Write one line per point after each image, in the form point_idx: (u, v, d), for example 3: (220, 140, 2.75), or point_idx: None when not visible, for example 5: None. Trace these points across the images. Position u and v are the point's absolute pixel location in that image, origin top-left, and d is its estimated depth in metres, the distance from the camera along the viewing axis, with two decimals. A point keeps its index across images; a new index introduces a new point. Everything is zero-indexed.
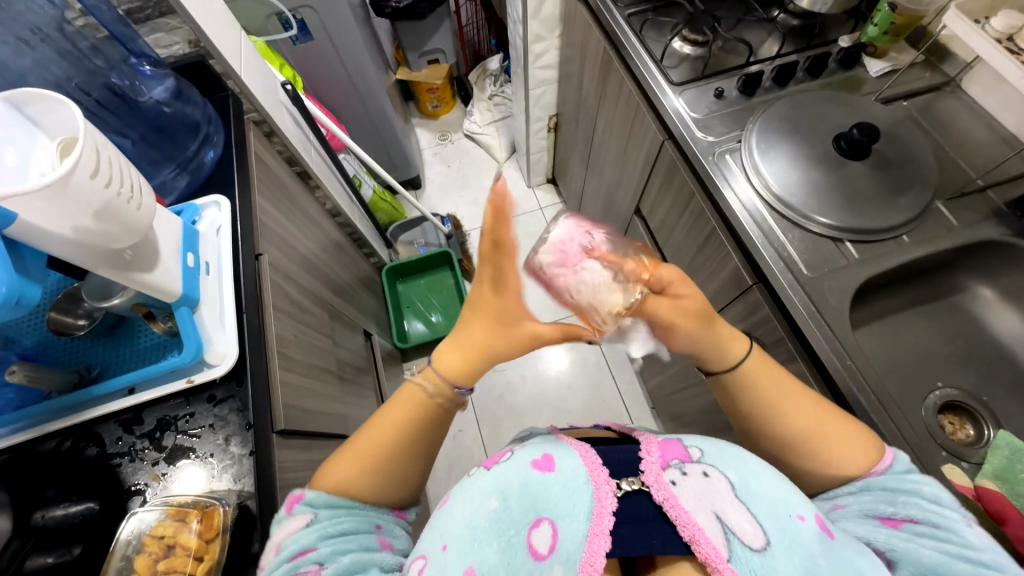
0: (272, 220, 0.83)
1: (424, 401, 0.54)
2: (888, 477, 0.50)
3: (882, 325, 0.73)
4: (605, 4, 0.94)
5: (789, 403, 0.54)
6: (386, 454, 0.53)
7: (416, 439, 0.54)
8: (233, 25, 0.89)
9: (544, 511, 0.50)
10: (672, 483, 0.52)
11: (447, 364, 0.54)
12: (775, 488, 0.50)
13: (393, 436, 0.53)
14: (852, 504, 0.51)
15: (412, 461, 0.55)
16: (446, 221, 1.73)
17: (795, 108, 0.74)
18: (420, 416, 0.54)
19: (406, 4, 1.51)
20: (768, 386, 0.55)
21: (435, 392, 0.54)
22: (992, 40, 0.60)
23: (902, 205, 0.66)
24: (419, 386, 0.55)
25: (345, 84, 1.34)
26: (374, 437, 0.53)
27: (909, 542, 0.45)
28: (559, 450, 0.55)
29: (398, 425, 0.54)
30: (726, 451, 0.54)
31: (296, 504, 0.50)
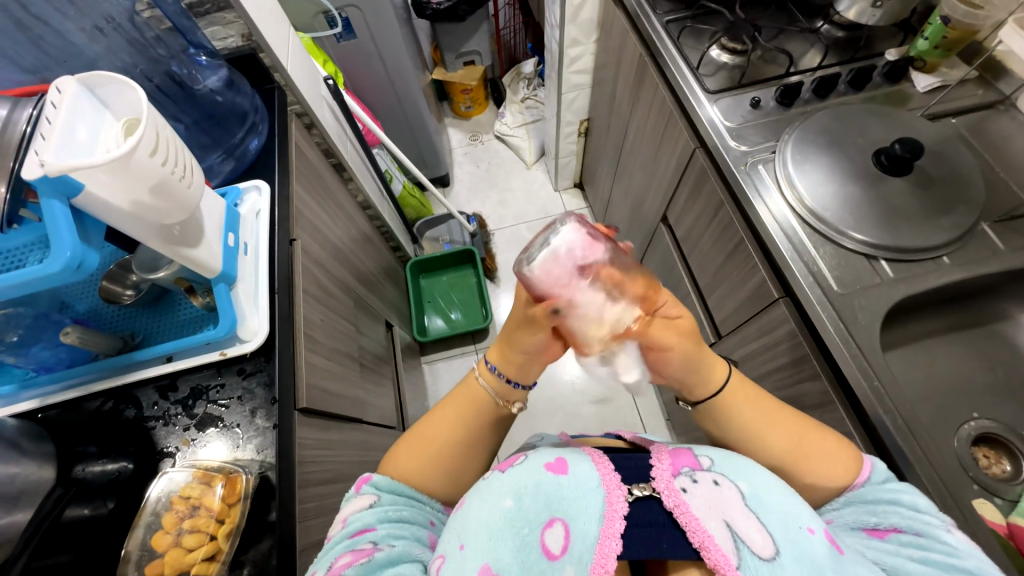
0: (307, 208, 0.87)
1: (482, 395, 0.60)
2: (870, 490, 0.52)
3: (915, 349, 0.70)
4: (644, 11, 0.94)
5: (771, 425, 0.55)
6: (447, 441, 0.58)
7: (475, 429, 0.60)
8: (283, 21, 0.94)
9: (558, 510, 0.51)
10: (683, 490, 0.51)
11: (502, 363, 0.58)
12: (787, 501, 0.49)
13: (452, 423, 0.59)
14: (841, 519, 0.53)
15: (469, 452, 0.60)
16: (471, 220, 1.76)
17: (835, 121, 0.73)
18: (479, 408, 0.60)
19: (446, 6, 1.54)
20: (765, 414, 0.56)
21: (493, 388, 0.59)
22: None
23: (943, 225, 0.64)
24: (478, 382, 0.60)
25: (383, 81, 1.39)
26: (432, 427, 0.59)
27: (896, 552, 0.47)
28: (572, 455, 0.56)
29: (453, 427, 0.59)
30: (736, 460, 0.53)
31: (363, 488, 0.55)
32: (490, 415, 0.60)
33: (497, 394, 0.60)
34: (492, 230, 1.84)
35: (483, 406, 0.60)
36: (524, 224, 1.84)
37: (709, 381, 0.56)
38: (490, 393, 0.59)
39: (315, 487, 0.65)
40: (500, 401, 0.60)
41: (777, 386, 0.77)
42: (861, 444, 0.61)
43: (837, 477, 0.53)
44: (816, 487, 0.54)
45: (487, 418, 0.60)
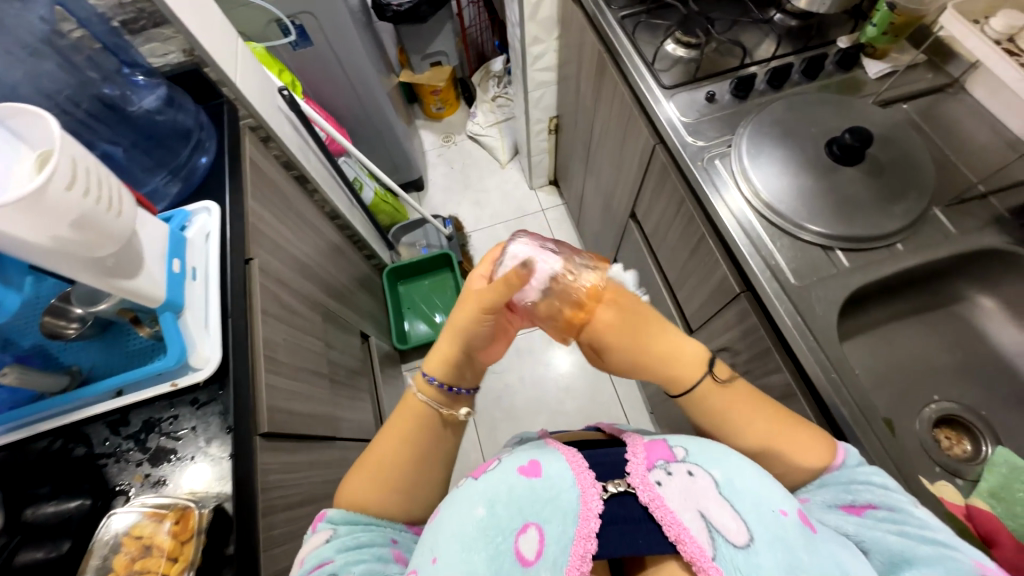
0: (265, 225, 0.85)
1: (422, 407, 0.59)
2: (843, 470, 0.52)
3: (875, 335, 0.71)
4: (599, 8, 0.93)
5: (742, 416, 0.54)
6: (394, 456, 0.57)
7: (421, 442, 0.58)
8: (231, 33, 0.91)
9: (531, 515, 0.50)
10: (658, 484, 0.51)
11: (440, 370, 0.59)
12: (759, 486, 0.49)
13: (398, 435, 0.58)
14: (817, 497, 0.52)
15: (421, 466, 0.58)
16: (447, 223, 1.74)
17: (788, 112, 0.72)
18: (422, 419, 0.59)
19: (407, 7, 1.51)
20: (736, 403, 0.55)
21: (433, 399, 0.59)
22: (987, 41, 0.57)
23: (895, 213, 0.64)
24: (417, 397, 0.59)
25: (346, 87, 1.36)
26: (380, 445, 0.58)
27: (869, 527, 0.47)
28: (546, 455, 0.55)
29: (401, 448, 0.57)
30: (709, 449, 0.52)
31: (321, 525, 0.54)
32: (433, 426, 0.59)
33: (438, 404, 0.59)
34: (469, 232, 1.83)
35: (427, 420, 0.59)
36: (501, 224, 1.83)
37: (673, 367, 0.55)
38: (431, 405, 0.58)
39: (282, 513, 0.64)
40: (443, 411, 0.59)
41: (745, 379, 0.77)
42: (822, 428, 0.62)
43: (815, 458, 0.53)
44: (801, 471, 0.54)
45: (431, 430, 0.59)
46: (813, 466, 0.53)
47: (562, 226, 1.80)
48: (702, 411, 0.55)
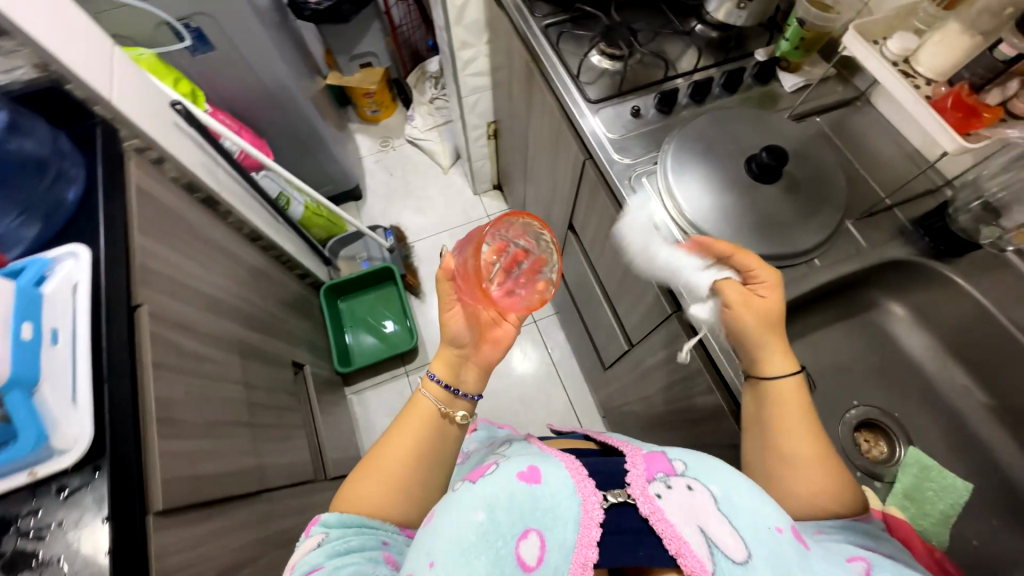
0: (159, 263, 0.75)
1: (426, 405, 0.65)
2: (865, 525, 0.52)
3: (802, 346, 0.73)
4: (522, 15, 0.90)
5: (797, 421, 0.56)
6: (402, 451, 0.61)
7: (425, 441, 0.62)
8: (102, 38, 0.78)
9: (531, 520, 0.46)
10: (657, 496, 0.48)
11: (440, 368, 0.67)
12: (753, 499, 0.47)
13: (404, 432, 0.62)
14: (829, 533, 0.50)
15: (424, 463, 0.61)
16: (388, 234, 1.67)
17: (711, 128, 0.72)
18: (427, 418, 0.64)
19: (326, 6, 1.39)
20: (787, 407, 0.57)
21: (435, 397, 0.65)
22: (888, 65, 0.58)
23: (812, 229, 0.65)
24: (422, 395, 0.65)
25: (260, 94, 1.24)
26: (389, 441, 0.62)
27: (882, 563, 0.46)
28: (546, 462, 0.52)
29: (409, 445, 0.61)
30: (711, 465, 0.51)
31: (315, 529, 0.55)
32: (436, 424, 0.64)
33: (441, 403, 0.65)
34: (412, 241, 1.75)
35: (430, 419, 0.64)
36: (446, 232, 1.77)
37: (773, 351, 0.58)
38: (433, 402, 0.65)
39: None
40: (444, 409, 0.65)
41: (683, 395, 0.78)
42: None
43: (837, 495, 0.54)
44: (816, 501, 0.54)
45: (435, 430, 0.64)
46: (833, 499, 0.54)
47: None
48: (774, 403, 0.57)
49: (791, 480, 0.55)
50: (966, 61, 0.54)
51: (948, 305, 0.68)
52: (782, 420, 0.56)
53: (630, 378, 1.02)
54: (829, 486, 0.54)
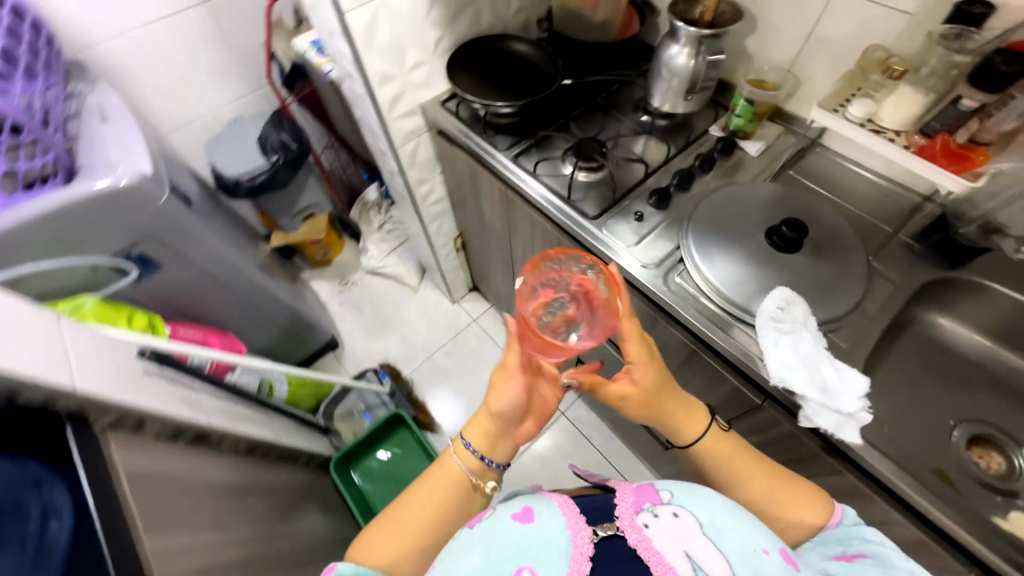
0: (180, 561, 0.60)
1: (455, 473, 0.57)
2: (840, 529, 0.50)
3: (882, 385, 0.73)
4: (487, 150, 0.91)
5: (742, 471, 0.53)
6: (424, 515, 0.54)
7: (448, 507, 0.55)
8: (41, 318, 0.67)
9: (526, 557, 0.44)
10: (646, 525, 0.46)
11: (477, 437, 0.58)
12: (737, 520, 0.45)
13: (426, 492, 0.56)
14: (810, 553, 0.50)
15: (446, 528, 0.54)
16: (382, 375, 1.54)
17: (716, 213, 0.75)
18: (456, 482, 0.57)
19: (261, 179, 1.36)
20: (726, 462, 0.54)
21: (468, 467, 0.57)
22: (862, 129, 0.65)
23: (853, 281, 0.68)
24: (454, 459, 0.58)
25: (214, 287, 1.14)
26: (411, 501, 0.55)
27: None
28: (540, 501, 0.49)
29: (434, 510, 0.54)
30: (694, 491, 0.49)
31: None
32: (464, 487, 0.57)
33: (471, 472, 0.57)
34: (406, 374, 1.64)
35: (460, 488, 0.57)
36: (438, 351, 1.68)
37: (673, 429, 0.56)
38: (465, 471, 0.57)
39: None
40: (474, 479, 0.57)
41: None
42: (891, 509, 0.60)
43: (803, 509, 0.52)
44: (792, 521, 0.51)
45: (460, 497, 0.56)
46: (806, 513, 0.51)
47: (500, 330, 1.71)
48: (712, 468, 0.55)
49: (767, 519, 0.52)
50: (925, 113, 0.62)
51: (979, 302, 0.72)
52: (740, 472, 0.53)
53: None
54: (795, 502, 0.52)
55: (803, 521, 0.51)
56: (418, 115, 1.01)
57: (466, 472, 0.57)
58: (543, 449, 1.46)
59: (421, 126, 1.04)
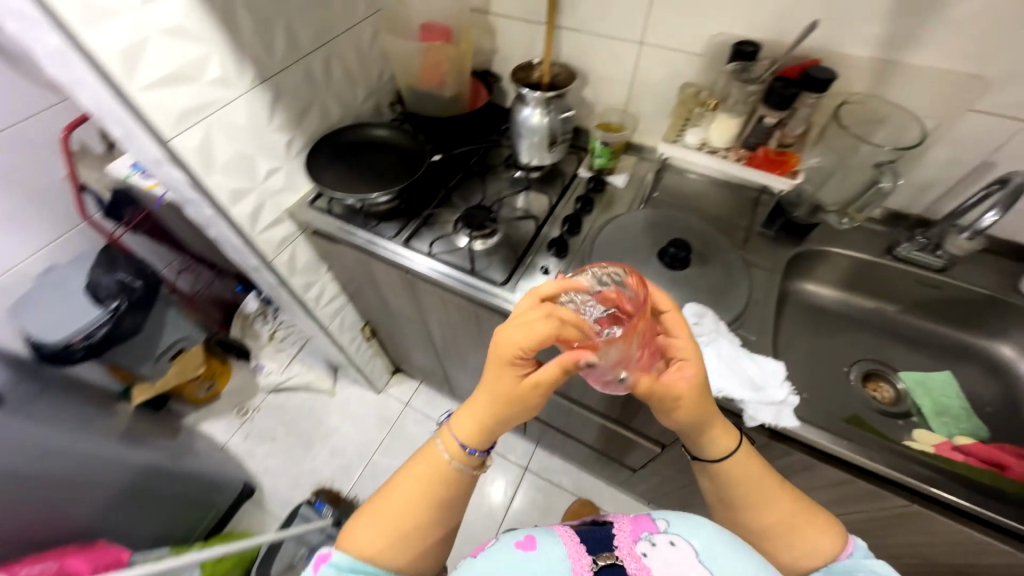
0: None
1: (455, 470, 0.51)
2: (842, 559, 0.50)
3: (788, 357, 0.82)
4: (374, 242, 0.85)
5: (758, 491, 0.53)
6: (419, 512, 0.50)
7: (447, 500, 0.52)
8: None
9: None
10: (645, 554, 0.47)
11: (477, 437, 0.51)
12: (735, 554, 0.45)
13: (422, 483, 0.51)
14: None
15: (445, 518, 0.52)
16: (321, 504, 1.30)
17: (611, 249, 0.79)
18: (455, 475, 0.52)
19: (101, 333, 1.12)
20: (746, 480, 0.53)
21: (468, 463, 0.52)
22: (699, 152, 0.80)
23: (739, 278, 0.76)
24: (449, 458, 0.51)
25: (60, 491, 0.87)
26: (405, 490, 0.51)
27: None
28: (543, 532, 0.49)
29: (432, 501, 0.51)
30: (691, 520, 0.50)
31: (322, 565, 0.47)
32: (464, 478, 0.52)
33: (471, 466, 0.52)
34: (347, 493, 1.43)
35: (458, 483, 0.52)
36: (376, 452, 1.51)
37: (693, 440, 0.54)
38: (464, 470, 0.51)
39: None
40: (474, 471, 0.53)
41: None
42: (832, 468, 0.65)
43: (818, 542, 0.51)
44: (807, 556, 0.51)
45: (459, 490, 0.52)
46: (822, 545, 0.51)
47: (437, 406, 1.60)
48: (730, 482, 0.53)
49: (774, 547, 0.52)
50: (745, 129, 0.76)
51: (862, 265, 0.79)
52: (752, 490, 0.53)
53: (672, 470, 0.99)
54: (815, 534, 0.51)
55: (818, 558, 0.50)
56: (287, 222, 0.93)
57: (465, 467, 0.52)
58: (520, 516, 1.37)
59: (292, 232, 0.95)
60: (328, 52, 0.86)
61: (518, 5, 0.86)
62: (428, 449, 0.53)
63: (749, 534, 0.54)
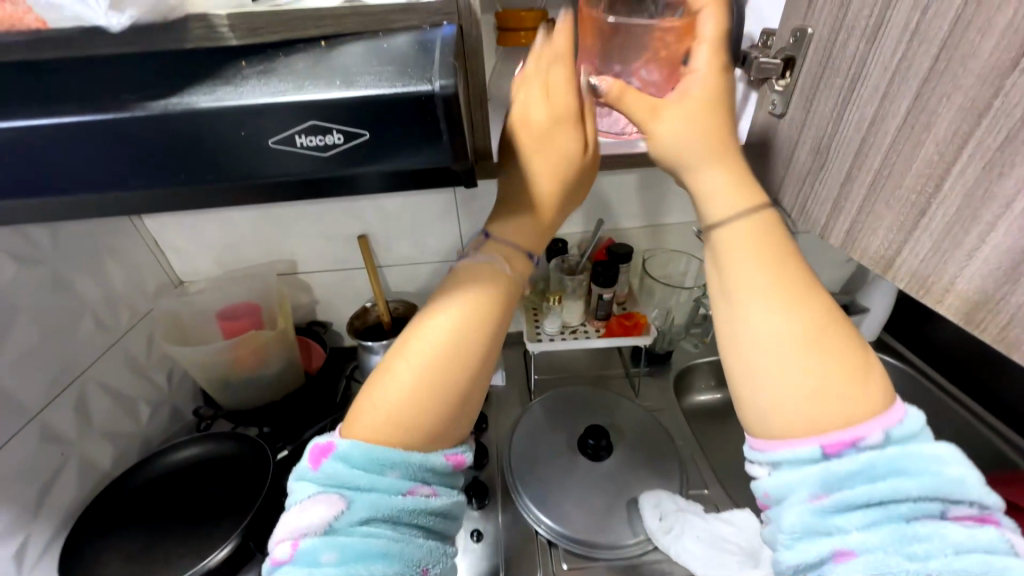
0: None
1: (490, 279, 0.42)
2: (900, 430, 0.31)
3: (734, 481, 0.80)
4: None
5: (759, 247, 0.35)
6: (456, 346, 0.39)
7: (482, 330, 0.40)
8: None
9: None
10: None
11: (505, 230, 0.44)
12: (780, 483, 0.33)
13: (459, 303, 0.40)
14: (842, 493, 0.31)
15: (481, 368, 0.41)
16: None
17: (534, 466, 0.69)
18: (502, 286, 0.42)
19: None
20: (752, 246, 0.34)
21: (501, 260, 0.43)
22: (564, 340, 0.74)
23: (659, 434, 0.74)
24: (480, 261, 0.43)
25: None
26: (440, 317, 0.40)
27: (923, 547, 0.30)
28: None
29: (453, 338, 0.39)
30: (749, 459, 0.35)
31: (324, 462, 0.37)
32: (512, 301, 0.42)
33: (507, 265, 0.43)
34: None
35: (496, 296, 0.42)
36: None
37: (726, 190, 0.36)
38: (497, 266, 0.42)
39: None
40: (512, 272, 0.43)
41: None
42: None
43: (858, 393, 0.32)
44: (830, 415, 0.32)
45: (498, 307, 0.41)
46: (858, 402, 0.31)
47: None
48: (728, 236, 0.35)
49: (767, 360, 0.33)
50: (591, 307, 0.76)
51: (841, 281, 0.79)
52: (764, 281, 0.34)
53: None
54: (847, 376, 0.32)
55: (848, 420, 0.31)
56: None
57: (511, 274, 0.42)
58: None
59: None
60: (77, 392, 0.62)
61: (329, 260, 0.82)
62: (465, 263, 0.43)
63: (736, 332, 0.34)
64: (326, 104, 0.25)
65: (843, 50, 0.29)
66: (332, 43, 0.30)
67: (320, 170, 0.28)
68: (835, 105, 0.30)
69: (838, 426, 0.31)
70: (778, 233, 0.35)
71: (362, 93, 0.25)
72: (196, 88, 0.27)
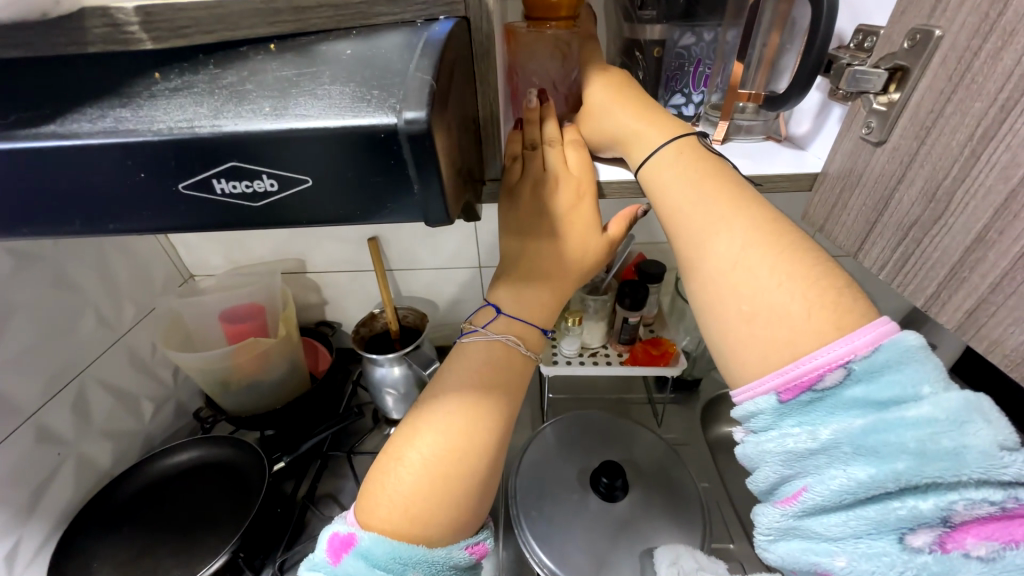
0: None
1: (507, 350, 0.42)
2: (865, 362, 0.27)
3: None
4: None
5: (700, 181, 0.35)
6: (478, 431, 0.37)
7: (501, 404, 0.39)
8: None
9: None
10: None
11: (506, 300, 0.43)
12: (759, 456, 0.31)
13: (472, 379, 0.40)
14: (810, 469, 0.28)
15: (500, 446, 0.38)
16: None
17: (542, 502, 0.63)
18: (513, 364, 0.41)
19: None
20: (692, 182, 0.36)
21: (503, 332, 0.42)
22: (583, 364, 0.67)
23: (683, 477, 0.66)
24: (490, 334, 0.42)
25: None
26: (455, 394, 0.39)
27: (915, 563, 0.25)
28: None
29: (472, 413, 0.38)
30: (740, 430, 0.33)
31: (345, 557, 0.34)
32: (522, 383, 0.42)
33: (513, 336, 0.42)
34: None
35: (510, 364, 0.41)
36: None
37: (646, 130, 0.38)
38: (507, 339, 0.41)
39: None
40: (524, 349, 0.42)
41: None
42: None
43: (812, 301, 0.30)
44: (770, 338, 0.30)
45: (514, 379, 0.41)
46: (806, 314, 0.29)
47: None
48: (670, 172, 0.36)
49: (727, 298, 0.33)
50: (615, 330, 0.69)
51: (911, 318, 0.67)
52: (709, 220, 0.34)
53: None
54: (798, 287, 0.30)
55: (797, 349, 0.29)
56: None
57: (521, 348, 0.42)
58: None
59: None
60: (77, 390, 0.61)
61: (337, 260, 0.78)
62: (478, 335, 0.43)
63: (701, 269, 0.34)
64: (249, 138, 0.22)
65: (991, 63, 0.21)
66: (283, 46, 0.26)
67: (248, 219, 0.24)
68: (968, 139, 0.23)
69: (790, 361, 0.29)
70: (713, 168, 0.36)
71: (292, 125, 0.21)
72: (87, 109, 0.24)
